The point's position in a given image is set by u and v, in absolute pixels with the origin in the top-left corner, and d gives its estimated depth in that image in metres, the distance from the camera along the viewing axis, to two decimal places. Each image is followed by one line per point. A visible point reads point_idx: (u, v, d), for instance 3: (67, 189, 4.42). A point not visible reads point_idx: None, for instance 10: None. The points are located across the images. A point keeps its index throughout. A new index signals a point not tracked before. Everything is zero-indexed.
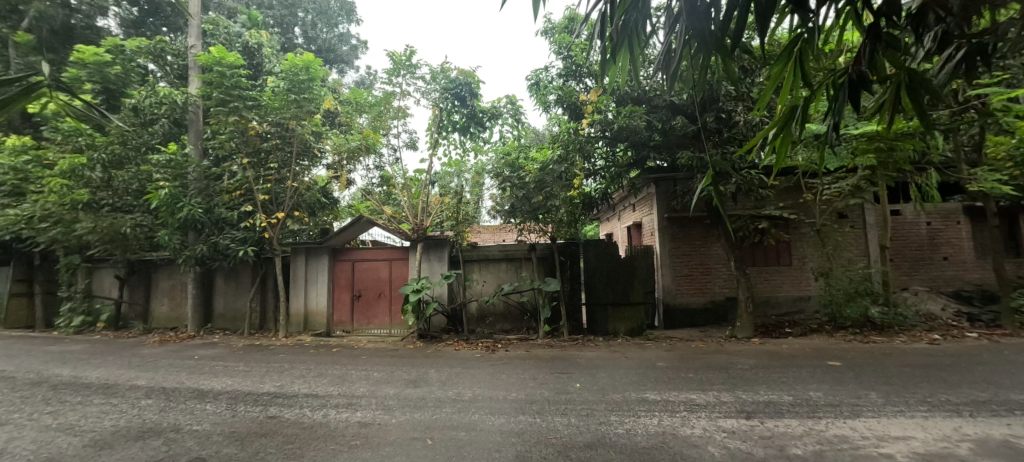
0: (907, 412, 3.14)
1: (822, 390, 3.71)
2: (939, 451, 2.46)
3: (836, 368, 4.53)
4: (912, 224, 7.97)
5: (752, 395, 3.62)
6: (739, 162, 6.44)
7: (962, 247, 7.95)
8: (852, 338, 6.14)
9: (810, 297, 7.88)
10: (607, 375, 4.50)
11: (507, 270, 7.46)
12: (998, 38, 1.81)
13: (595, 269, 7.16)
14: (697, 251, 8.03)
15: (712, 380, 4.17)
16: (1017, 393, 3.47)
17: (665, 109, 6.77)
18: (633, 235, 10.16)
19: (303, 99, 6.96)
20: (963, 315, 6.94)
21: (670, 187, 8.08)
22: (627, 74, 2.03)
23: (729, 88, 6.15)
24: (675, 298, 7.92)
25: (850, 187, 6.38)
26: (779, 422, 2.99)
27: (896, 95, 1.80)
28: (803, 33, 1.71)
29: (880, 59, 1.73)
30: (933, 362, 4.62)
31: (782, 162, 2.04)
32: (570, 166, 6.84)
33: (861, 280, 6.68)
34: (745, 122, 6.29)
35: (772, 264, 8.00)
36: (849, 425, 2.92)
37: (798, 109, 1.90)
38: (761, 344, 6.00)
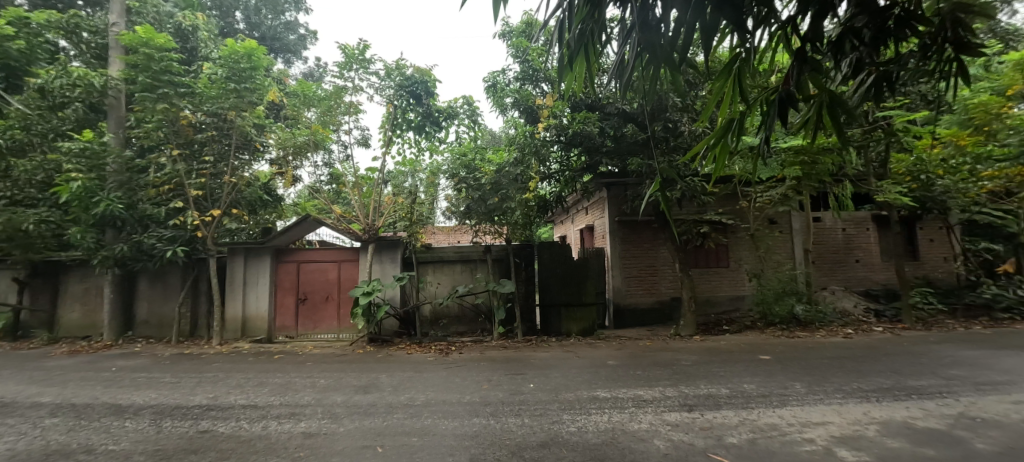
0: (826, 399, 3.48)
1: (754, 382, 4.02)
2: (852, 434, 2.75)
3: (766, 361, 4.92)
4: (830, 230, 8.85)
5: (694, 390, 3.85)
6: (683, 170, 6.84)
7: (870, 250, 8.95)
8: (780, 333, 6.71)
9: (744, 296, 8.51)
10: (560, 375, 4.59)
11: (462, 272, 7.40)
12: (900, 67, 2.07)
13: (549, 271, 7.29)
14: (646, 254, 8.41)
15: (659, 377, 4.38)
16: (913, 379, 3.95)
17: (616, 117, 7.05)
18: (585, 237, 10.46)
19: (243, 89, 6.47)
20: (871, 311, 7.81)
21: (621, 191, 8.42)
22: (583, 82, 2.08)
23: (675, 100, 6.50)
24: (625, 299, 8.24)
25: (779, 195, 6.99)
26: (718, 413, 3.21)
27: (819, 113, 2.00)
28: (742, 52, 1.85)
29: (806, 81, 1.92)
30: (847, 354, 5.15)
31: (721, 170, 2.19)
32: (526, 169, 6.92)
33: (789, 280, 7.32)
34: (689, 132, 6.69)
35: (712, 266, 8.56)
36: (777, 413, 3.18)
37: (737, 122, 2.05)
38: (702, 341, 6.39)
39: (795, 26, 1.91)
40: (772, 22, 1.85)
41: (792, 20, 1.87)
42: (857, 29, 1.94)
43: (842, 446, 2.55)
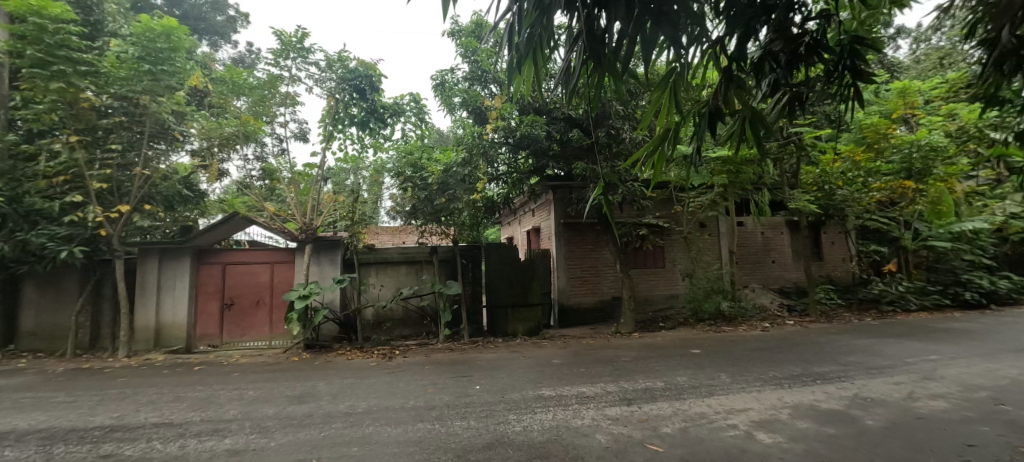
0: (747, 388, 3.82)
1: (686, 375, 4.32)
2: (769, 418, 3.04)
3: (697, 355, 5.30)
4: (751, 233, 9.77)
5: (632, 384, 4.05)
6: (624, 175, 7.19)
7: (784, 252, 9.96)
8: (709, 328, 7.26)
9: (678, 295, 9.10)
10: (506, 375, 4.62)
11: (407, 273, 7.19)
12: (808, 90, 2.33)
13: (496, 272, 7.30)
14: (589, 255, 8.72)
15: (600, 373, 4.55)
16: (817, 366, 4.46)
17: (562, 122, 7.24)
18: (532, 239, 10.62)
19: (160, 71, 5.75)
20: (784, 306, 8.69)
21: (567, 194, 8.67)
22: (531, 85, 2.12)
23: (618, 108, 6.81)
24: (569, 299, 8.47)
25: (708, 201, 7.58)
26: (654, 405, 3.40)
27: (743, 127, 2.19)
28: (677, 67, 1.99)
29: (732, 97, 2.09)
30: (765, 346, 5.70)
31: (658, 176, 2.33)
32: (474, 170, 6.89)
33: (716, 279, 7.94)
34: (630, 139, 7.04)
35: (650, 267, 9.07)
36: (706, 402, 3.43)
37: (672, 132, 2.20)
38: (641, 338, 6.73)
39: (724, 46, 2.08)
40: (704, 41, 2.01)
41: (720, 41, 2.04)
42: (774, 53, 2.18)
43: (761, 430, 2.81)
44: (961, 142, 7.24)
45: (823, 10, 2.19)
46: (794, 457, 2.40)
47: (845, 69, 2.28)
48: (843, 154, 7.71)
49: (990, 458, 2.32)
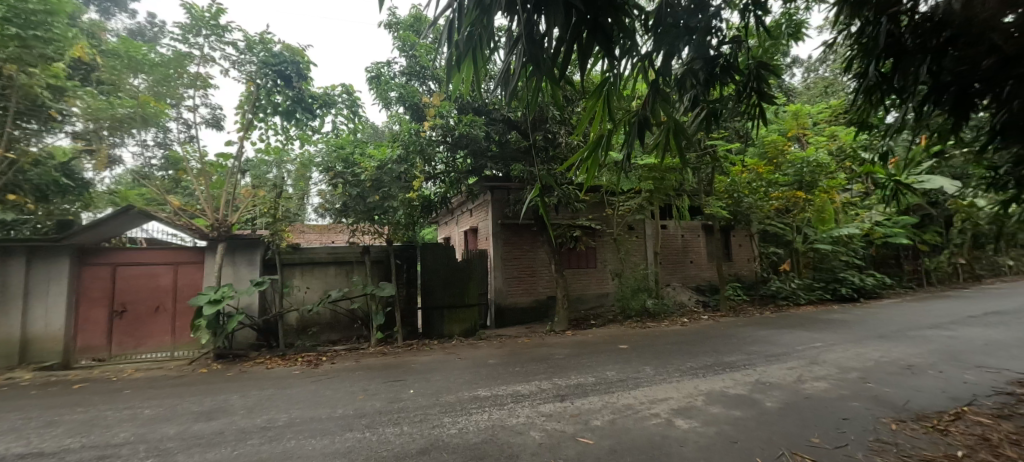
0: (668, 378, 4.12)
1: (615, 369, 4.56)
2: (686, 405, 3.30)
3: (624, 350, 5.62)
4: (672, 236, 10.61)
5: (566, 380, 4.18)
6: (560, 178, 7.44)
7: (700, 253, 10.94)
8: (635, 324, 7.73)
9: (608, 293, 9.58)
10: (442, 377, 4.54)
11: (336, 275, 6.77)
12: (722, 106, 2.62)
13: (432, 273, 7.14)
14: (526, 256, 8.88)
15: (536, 371, 4.65)
16: (726, 356, 4.95)
17: (501, 124, 7.27)
18: (469, 239, 10.55)
19: (31, 37, 4.78)
20: (700, 303, 9.54)
21: (506, 195, 8.74)
22: (470, 85, 2.08)
23: (555, 113, 7.00)
24: (506, 299, 8.55)
25: (636, 205, 8.07)
26: (585, 400, 3.54)
27: (668, 136, 2.36)
28: (610, 77, 2.08)
29: (658, 108, 2.24)
30: (684, 339, 6.20)
31: (590, 181, 2.41)
32: (411, 167, 6.71)
33: (642, 278, 8.49)
34: (566, 144, 7.28)
35: (582, 267, 9.45)
36: (632, 394, 3.65)
37: (605, 138, 2.29)
38: (574, 336, 6.98)
39: (651, 61, 2.23)
40: (634, 54, 2.13)
41: (648, 56, 2.19)
42: (694, 71, 2.44)
43: (680, 417, 3.05)
44: (839, 160, 8.48)
45: (735, 36, 2.47)
46: (708, 440, 2.63)
47: (752, 88, 2.62)
48: (749, 166, 8.66)
49: (859, 429, 2.73)
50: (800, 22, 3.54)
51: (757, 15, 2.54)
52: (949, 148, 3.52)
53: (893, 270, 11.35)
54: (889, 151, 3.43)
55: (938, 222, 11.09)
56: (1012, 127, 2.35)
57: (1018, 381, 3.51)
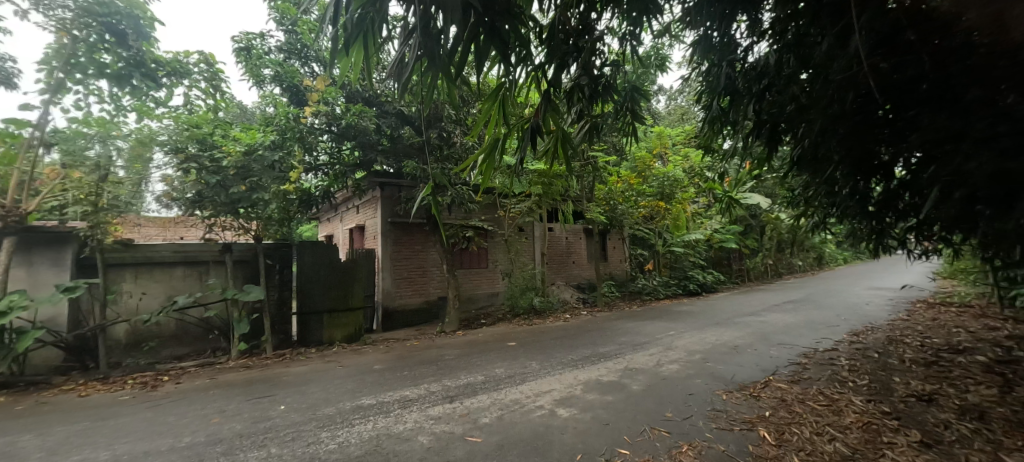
0: (552, 371, 4.38)
1: (503, 366, 4.69)
2: (567, 395, 3.55)
3: (513, 347, 5.83)
4: (557, 238, 11.40)
5: (455, 381, 4.16)
6: (454, 178, 7.40)
7: (581, 254, 11.96)
8: (523, 322, 8.08)
9: (498, 293, 9.85)
10: (319, 388, 4.12)
11: (185, 277, 5.66)
12: (602, 121, 2.91)
13: (311, 274, 6.47)
14: (417, 256, 8.62)
15: (425, 374, 4.53)
16: (601, 347, 5.49)
17: (394, 117, 6.96)
18: (355, 238, 9.82)
19: None
20: (580, 299, 10.41)
21: (395, 193, 8.40)
22: (360, 72, 1.92)
23: (451, 111, 6.96)
24: (395, 301, 8.17)
25: (526, 208, 8.44)
26: (474, 399, 3.56)
27: (557, 145, 2.52)
28: (505, 82, 2.13)
29: (548, 118, 2.37)
30: (566, 334, 6.68)
31: (484, 182, 2.42)
32: (287, 156, 5.98)
33: (530, 278, 8.92)
34: (461, 144, 7.22)
35: (474, 267, 9.56)
36: (519, 389, 3.79)
37: (499, 142, 2.33)
38: (464, 336, 6.99)
39: (544, 72, 2.35)
40: (528, 63, 2.21)
41: (541, 67, 2.30)
42: (581, 85, 2.65)
43: (561, 406, 3.26)
44: (690, 177, 10.11)
45: (614, 60, 2.75)
46: (585, 425, 2.86)
47: (627, 107, 2.96)
48: (623, 177, 9.76)
49: (701, 401, 3.26)
50: (664, 56, 4.13)
51: (633, 44, 2.88)
52: (764, 172, 4.44)
53: (726, 269, 13.88)
54: (724, 172, 4.20)
55: (756, 231, 13.91)
56: (801, 158, 3.08)
57: (803, 354, 4.59)
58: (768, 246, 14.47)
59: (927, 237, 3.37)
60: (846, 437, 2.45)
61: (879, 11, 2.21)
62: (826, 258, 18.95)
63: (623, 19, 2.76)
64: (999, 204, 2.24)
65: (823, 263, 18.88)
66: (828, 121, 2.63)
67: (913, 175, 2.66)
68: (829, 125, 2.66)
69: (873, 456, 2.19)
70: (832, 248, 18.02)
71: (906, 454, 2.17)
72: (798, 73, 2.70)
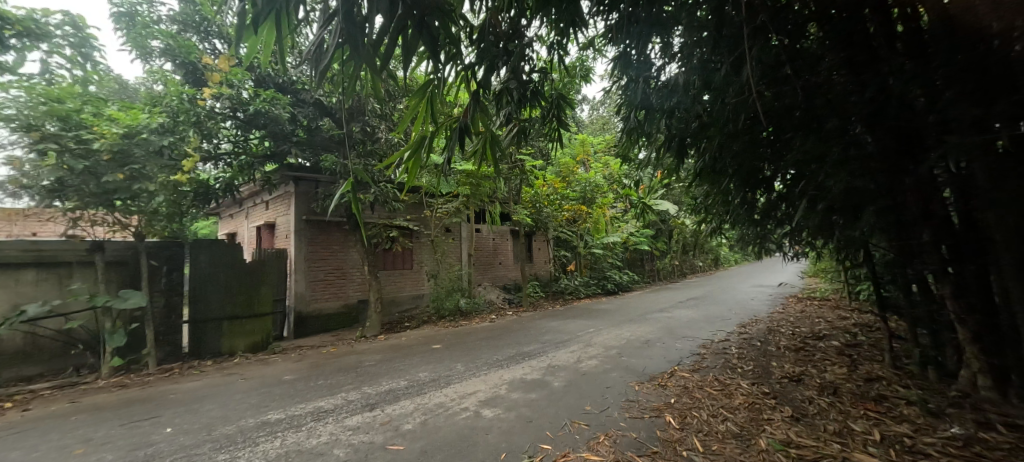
0: (477, 372, 4.38)
1: (427, 370, 4.57)
2: (492, 395, 3.57)
3: (438, 349, 5.72)
4: (484, 239, 11.45)
5: (376, 388, 3.96)
6: (377, 175, 7.06)
7: (507, 255, 12.15)
8: (449, 324, 7.95)
9: (423, 294, 9.60)
10: (216, 405, 3.66)
11: (37, 283, 4.61)
12: (530, 125, 2.98)
13: (207, 277, 5.70)
14: (336, 257, 8.07)
15: (343, 382, 4.25)
16: (525, 346, 5.62)
17: (312, 107, 6.51)
18: (262, 236, 8.91)
19: None
20: (506, 299, 10.54)
21: (311, 188, 7.80)
22: (271, 54, 1.74)
23: (374, 105, 6.65)
24: (309, 305, 7.55)
25: (453, 208, 8.34)
26: (396, 406, 3.41)
27: (485, 146, 2.52)
28: (434, 80, 2.07)
29: (476, 119, 2.36)
30: (491, 335, 6.72)
31: (410, 181, 2.32)
32: (180, 141, 5.15)
33: (456, 279, 8.82)
34: (385, 140, 6.94)
35: (398, 268, 9.22)
36: (443, 392, 3.73)
37: (426, 140, 2.25)
38: (387, 340, 6.68)
39: (473, 73, 2.33)
40: (457, 62, 2.18)
41: (471, 68, 2.29)
42: (510, 89, 2.68)
43: (486, 407, 3.27)
44: (609, 184, 10.81)
45: (542, 67, 2.84)
46: (508, 424, 2.90)
47: (553, 114, 3.08)
48: (548, 181, 10.12)
49: (616, 393, 3.49)
50: (588, 68, 4.36)
51: (560, 54, 3.00)
52: (672, 181, 4.91)
53: (640, 269, 15.04)
54: (638, 180, 4.56)
55: (665, 235, 15.30)
56: (703, 170, 3.45)
57: (702, 345, 5.14)
58: (675, 248, 15.99)
59: (797, 241, 3.98)
60: (735, 417, 2.79)
61: (765, 46, 2.55)
62: (721, 259, 21.46)
63: (551, 28, 2.86)
64: (849, 214, 2.72)
65: (718, 263, 21.33)
66: (724, 138, 3.01)
67: (788, 189, 3.14)
68: (725, 142, 3.04)
69: (756, 432, 2.51)
70: (725, 251, 20.43)
71: (782, 428, 2.53)
72: (701, 94, 3.02)
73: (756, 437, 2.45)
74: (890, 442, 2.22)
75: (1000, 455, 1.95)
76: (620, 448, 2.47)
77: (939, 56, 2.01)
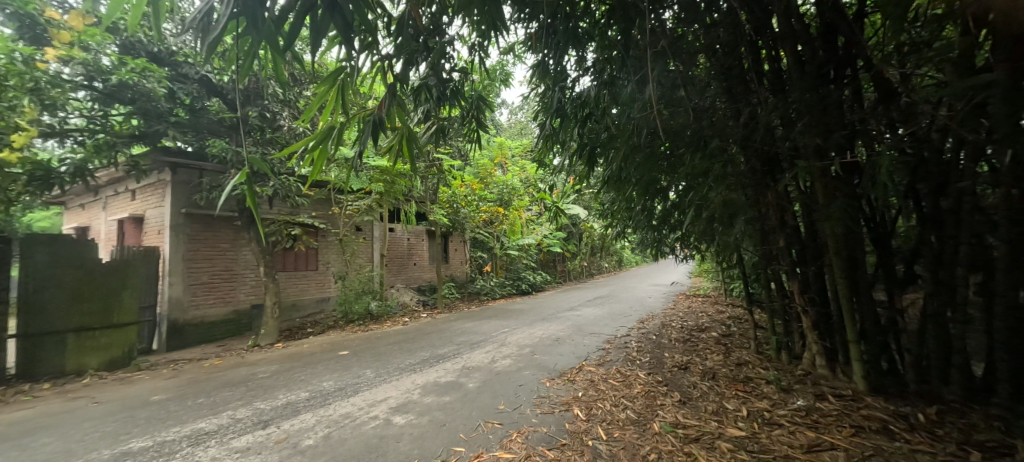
0: (388, 378, 4.18)
1: (332, 379, 4.25)
2: (404, 401, 3.44)
3: (345, 356, 5.34)
4: (398, 239, 11.02)
5: (271, 402, 3.57)
6: (278, 166, 6.40)
7: (422, 256, 11.84)
8: (357, 328, 7.46)
9: (329, 298, 8.91)
10: (54, 438, 2.97)
11: None
12: (449, 125, 2.96)
13: (45, 281, 4.60)
14: (224, 256, 7.10)
15: (231, 398, 3.74)
16: (439, 348, 5.52)
17: (195, 83, 5.73)
18: (125, 231, 7.50)
19: None
20: (420, 301, 10.22)
21: (191, 177, 6.75)
22: (142, 17, 1.45)
23: (275, 89, 6.03)
24: (188, 311, 6.52)
25: (365, 206, 7.88)
26: (295, 420, 3.11)
27: (400, 142, 2.40)
28: (346, 67, 1.92)
29: (393, 112, 2.25)
30: (405, 338, 6.48)
31: (316, 175, 2.10)
32: (11, 113, 4.09)
33: (367, 280, 8.32)
34: (288, 128, 6.34)
35: (300, 269, 8.43)
36: (350, 402, 3.49)
37: (336, 131, 2.05)
38: (285, 348, 6.06)
39: (390, 66, 2.22)
40: (372, 51, 2.05)
41: (388, 59, 2.17)
42: (429, 86, 2.64)
43: (397, 413, 3.14)
44: (526, 187, 11.15)
45: (463, 67, 2.83)
46: (421, 429, 2.82)
47: (473, 114, 3.09)
48: (466, 182, 10.11)
49: (529, 391, 3.59)
50: (508, 73, 4.45)
51: (480, 56, 3.01)
52: (583, 187, 5.23)
53: (553, 270, 15.72)
54: (553, 184, 4.77)
55: (576, 238, 16.23)
56: (610, 178, 3.73)
57: (607, 341, 5.53)
58: (584, 250, 17.04)
59: (686, 245, 4.51)
60: (634, 405, 3.06)
61: (664, 69, 2.83)
62: (623, 261, 23.44)
63: (473, 30, 2.87)
64: (725, 222, 3.16)
65: (621, 265, 23.25)
66: (628, 150, 3.21)
67: (679, 199, 3.54)
68: (628, 154, 3.22)
69: (650, 417, 2.78)
70: (628, 253, 22.33)
71: (672, 412, 2.83)
72: (609, 108, 3.27)
73: (651, 422, 2.71)
74: (753, 416, 2.62)
75: (829, 421, 2.40)
76: (531, 443, 2.55)
77: (794, 93, 2.43)
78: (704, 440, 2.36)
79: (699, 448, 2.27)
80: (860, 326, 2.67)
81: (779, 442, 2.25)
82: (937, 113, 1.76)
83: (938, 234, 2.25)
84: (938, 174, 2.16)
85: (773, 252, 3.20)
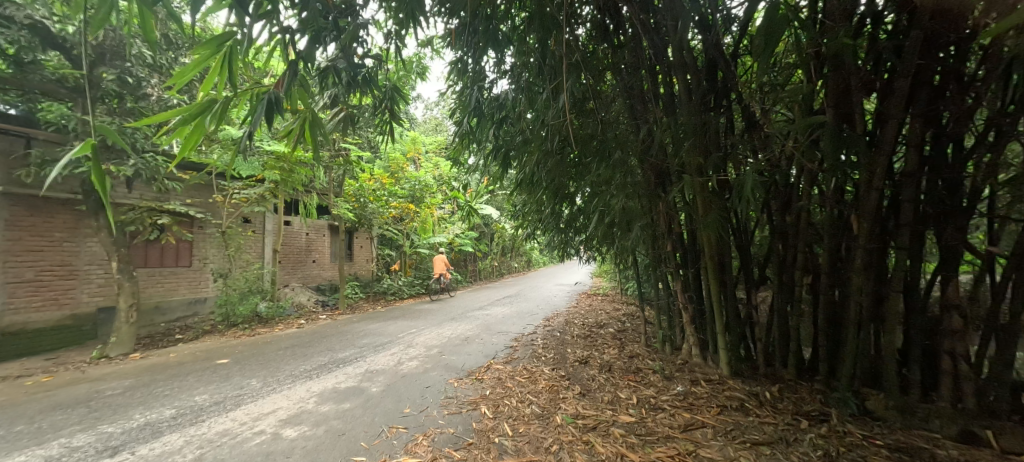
0: (278, 387, 3.77)
1: (207, 391, 3.69)
2: (296, 412, 3.13)
3: (223, 365, 4.67)
4: (296, 233, 10.03)
5: (123, 424, 2.98)
6: (142, 143, 5.37)
7: (322, 252, 10.90)
8: (240, 333, 6.57)
9: (205, 299, 7.72)
10: None
11: None
12: (358, 114, 2.77)
13: None
14: (58, 248, 5.74)
15: (64, 423, 3.04)
16: (339, 352, 5.14)
17: (24, 30, 4.49)
18: None
19: None
20: (320, 302, 9.35)
21: (13, 147, 5.26)
22: None
23: (142, 50, 5.09)
24: (3, 316, 5.14)
25: (256, 196, 6.98)
26: (156, 443, 2.64)
27: (302, 127, 2.11)
28: (237, 34, 1.64)
29: (292, 91, 1.98)
30: (299, 342, 5.88)
31: (189, 155, 1.73)
32: None
33: (255, 279, 7.39)
34: (157, 98, 5.33)
35: (166, 265, 7.20)
36: (230, 417, 3.06)
37: (219, 104, 1.72)
38: (144, 359, 5.11)
39: (294, 42, 1.96)
40: (272, 21, 1.78)
41: (290, 33, 1.89)
42: (337, 68, 2.44)
43: (288, 426, 2.85)
44: (439, 184, 11.00)
45: (378, 55, 2.66)
46: (316, 441, 2.60)
47: (387, 104, 2.93)
48: (376, 176, 9.72)
49: (435, 393, 3.52)
50: (423, 66, 4.35)
51: (397, 45, 2.82)
52: (496, 187, 5.28)
53: (462, 269, 15.59)
54: (467, 183, 4.74)
55: (487, 238, 16.34)
56: (521, 180, 3.83)
57: (514, 339, 5.66)
58: (495, 251, 17.28)
59: (589, 247, 4.83)
60: (539, 400, 3.19)
61: (576, 81, 3.01)
62: (532, 263, 24.33)
63: (390, 19, 2.74)
64: (625, 227, 3.44)
65: (529, 265, 24.05)
66: (541, 155, 3.28)
67: (585, 205, 3.78)
68: (541, 158, 3.28)
69: (553, 411, 2.92)
70: (536, 254, 23.13)
71: (573, 404, 3.00)
72: (525, 112, 3.36)
73: (554, 415, 2.84)
74: (642, 403, 2.91)
75: (705, 405, 2.73)
76: (437, 445, 2.50)
77: (682, 116, 2.75)
78: (601, 429, 2.54)
79: (596, 436, 2.44)
80: (726, 320, 3.11)
81: (663, 424, 2.53)
82: (786, 143, 2.15)
83: (783, 243, 2.75)
84: (784, 193, 2.64)
85: (662, 255, 3.58)
